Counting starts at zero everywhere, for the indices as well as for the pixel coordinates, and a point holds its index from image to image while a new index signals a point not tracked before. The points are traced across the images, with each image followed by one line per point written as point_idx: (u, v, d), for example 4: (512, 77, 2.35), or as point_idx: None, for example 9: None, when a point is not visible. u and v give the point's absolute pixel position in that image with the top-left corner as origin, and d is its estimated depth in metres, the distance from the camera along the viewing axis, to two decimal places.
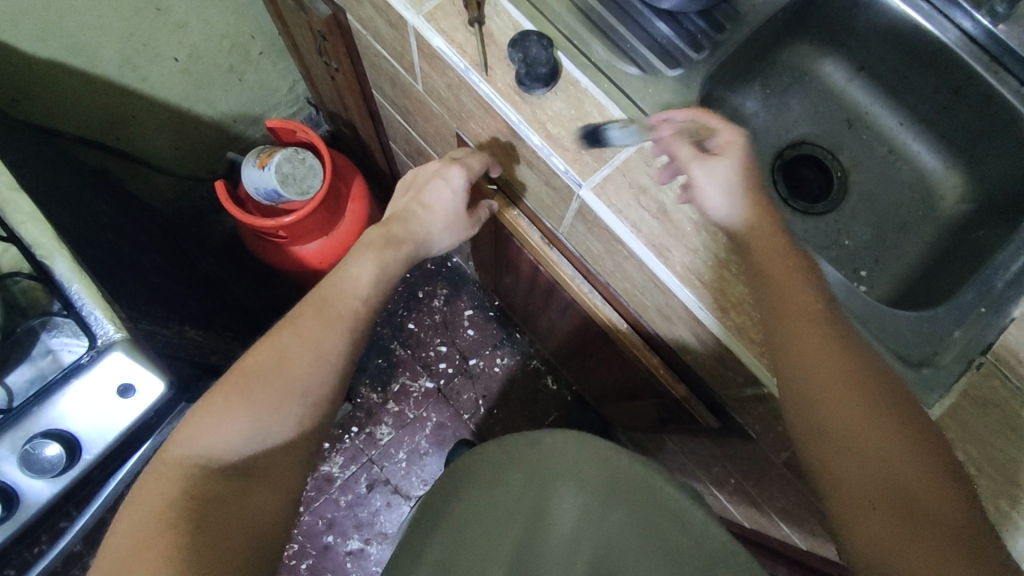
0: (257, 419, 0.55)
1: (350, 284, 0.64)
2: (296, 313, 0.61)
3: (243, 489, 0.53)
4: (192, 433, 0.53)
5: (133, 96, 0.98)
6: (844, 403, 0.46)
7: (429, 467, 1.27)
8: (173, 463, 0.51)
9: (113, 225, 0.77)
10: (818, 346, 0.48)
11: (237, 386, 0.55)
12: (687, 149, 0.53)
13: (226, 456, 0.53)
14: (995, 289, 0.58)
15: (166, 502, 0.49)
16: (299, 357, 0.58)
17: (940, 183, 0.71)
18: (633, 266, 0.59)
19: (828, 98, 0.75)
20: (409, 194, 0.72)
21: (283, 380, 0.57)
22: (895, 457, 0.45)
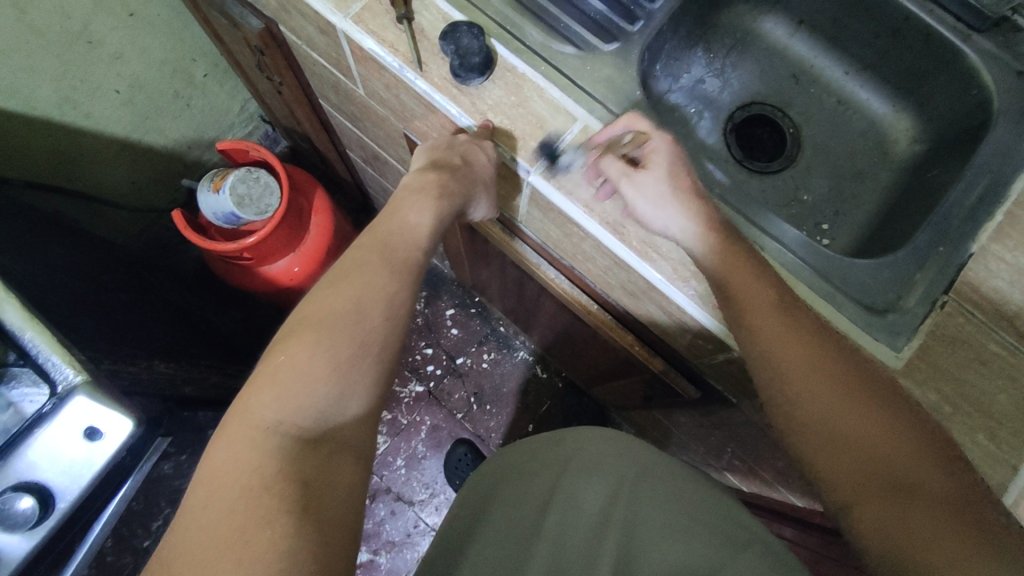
0: (339, 381, 0.47)
1: (408, 231, 0.57)
2: (359, 257, 0.54)
3: (331, 461, 0.45)
4: (271, 394, 0.45)
5: (78, 134, 0.96)
6: (806, 383, 0.48)
7: (429, 470, 1.26)
8: (256, 432, 0.43)
9: (68, 267, 0.76)
10: (773, 328, 0.49)
11: (315, 335, 0.48)
12: (615, 165, 0.53)
13: (313, 419, 0.45)
14: (952, 227, 0.57)
15: (256, 474, 0.41)
16: (373, 305, 0.51)
17: (892, 127, 0.71)
18: (593, 247, 0.59)
19: (772, 54, 0.75)
20: (443, 152, 0.58)
21: (361, 333, 0.49)
22: (859, 422, 0.46)
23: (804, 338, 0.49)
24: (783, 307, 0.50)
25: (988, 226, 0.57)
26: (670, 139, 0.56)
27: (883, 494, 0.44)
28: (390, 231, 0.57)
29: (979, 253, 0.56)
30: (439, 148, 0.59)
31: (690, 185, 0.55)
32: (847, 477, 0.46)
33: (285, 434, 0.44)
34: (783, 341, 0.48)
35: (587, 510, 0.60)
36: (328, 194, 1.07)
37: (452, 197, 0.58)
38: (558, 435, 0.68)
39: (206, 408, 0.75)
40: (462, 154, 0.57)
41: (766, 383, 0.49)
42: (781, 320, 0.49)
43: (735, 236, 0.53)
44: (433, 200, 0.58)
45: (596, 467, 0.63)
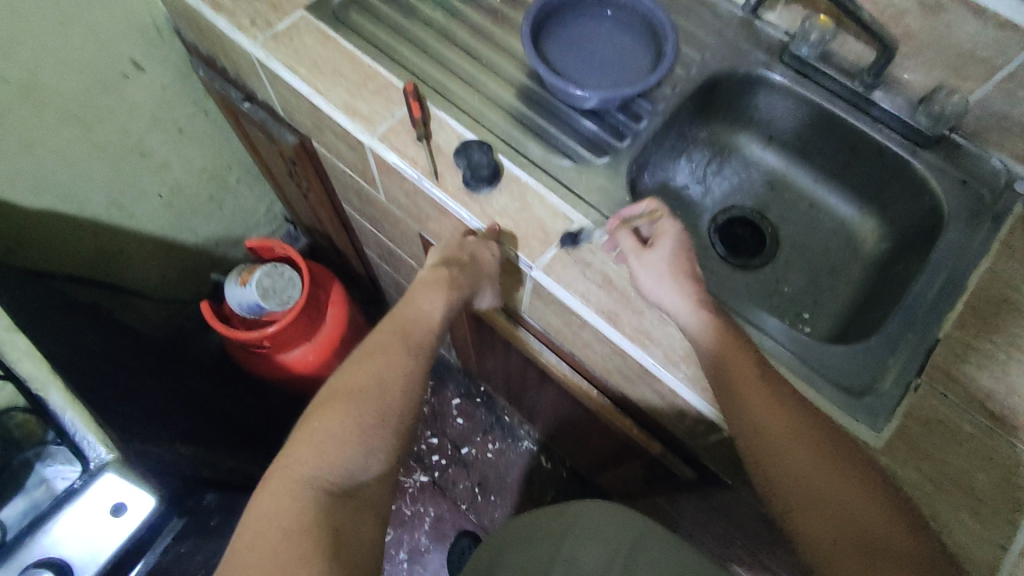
0: (366, 445, 0.52)
1: (423, 319, 0.62)
2: (383, 337, 0.59)
3: (356, 516, 0.49)
4: (307, 455, 0.50)
5: (121, 233, 1.05)
6: (792, 452, 0.51)
7: (432, 564, 1.24)
8: (292, 488, 0.48)
9: (103, 353, 0.82)
10: (762, 399, 0.52)
11: (346, 404, 0.53)
12: (628, 241, 0.60)
13: (342, 477, 0.50)
14: (919, 316, 0.63)
15: (294, 523, 0.45)
16: (395, 379, 0.56)
17: (860, 228, 0.79)
18: (590, 334, 0.64)
19: (747, 164, 0.84)
20: (452, 251, 0.64)
21: (385, 403, 0.54)
22: (839, 493, 0.50)
23: (790, 408, 0.52)
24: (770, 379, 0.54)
25: (949, 316, 0.63)
26: (684, 228, 0.61)
27: (862, 560, 0.48)
28: (405, 320, 0.61)
29: (945, 340, 0.62)
30: (449, 247, 0.65)
31: (691, 267, 0.60)
32: (828, 544, 0.49)
33: (319, 491, 0.48)
34: (769, 414, 0.52)
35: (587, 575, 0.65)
36: (344, 287, 1.14)
37: (462, 287, 0.62)
38: (562, 506, 0.72)
39: (220, 491, 0.77)
40: (472, 252, 0.62)
41: (755, 452, 0.52)
42: (765, 397, 0.52)
43: None
44: (445, 290, 0.62)
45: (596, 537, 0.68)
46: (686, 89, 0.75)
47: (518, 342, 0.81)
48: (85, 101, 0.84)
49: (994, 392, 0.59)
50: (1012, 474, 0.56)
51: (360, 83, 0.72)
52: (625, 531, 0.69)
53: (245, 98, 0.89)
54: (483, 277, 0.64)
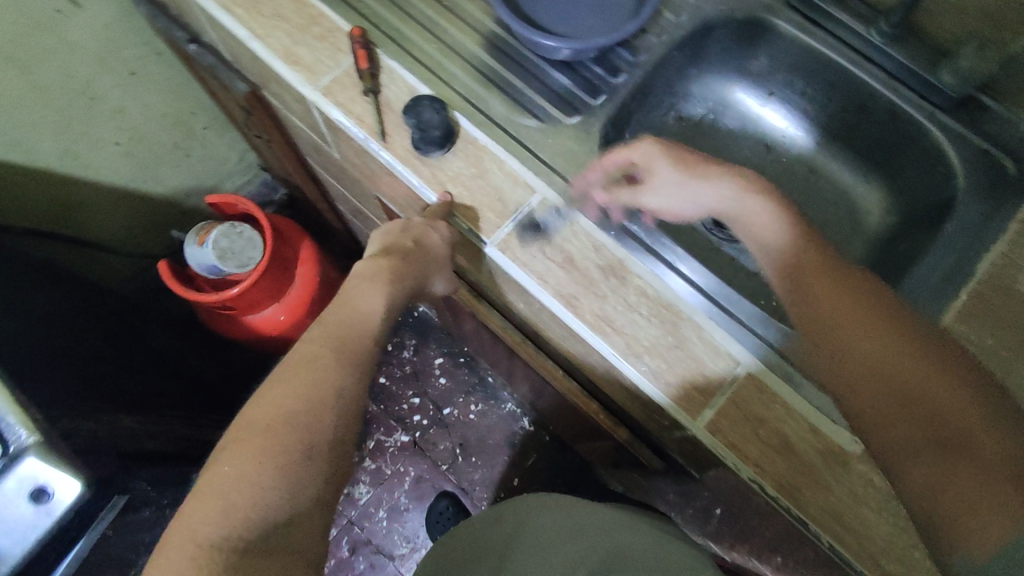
0: (287, 487, 0.45)
1: (358, 314, 0.56)
2: (310, 350, 0.52)
3: (279, 570, 0.42)
4: (214, 509, 0.42)
5: (78, 183, 0.99)
6: (888, 367, 0.43)
7: (411, 523, 1.24)
8: (196, 552, 0.40)
9: (51, 319, 0.78)
10: (848, 308, 0.46)
11: (262, 440, 0.46)
12: (627, 194, 0.57)
13: (263, 528, 0.43)
14: (917, 305, 0.56)
15: None
16: (321, 404, 0.49)
17: (863, 198, 0.71)
18: (551, 318, 0.58)
19: (744, 124, 0.75)
20: (396, 234, 0.60)
21: (310, 433, 0.47)
22: (899, 363, 0.43)
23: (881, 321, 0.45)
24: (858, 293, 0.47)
25: (953, 307, 0.56)
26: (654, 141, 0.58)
27: (921, 427, 0.41)
28: (342, 315, 0.55)
29: (947, 334, 0.54)
30: (393, 233, 0.60)
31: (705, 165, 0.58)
32: (883, 417, 0.42)
33: (232, 548, 0.41)
34: (822, 287, 0.48)
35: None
36: (314, 244, 1.08)
37: (406, 278, 0.58)
38: (498, 512, 0.71)
39: (172, 464, 0.74)
40: (416, 236, 0.58)
41: (809, 321, 0.48)
42: (802, 275, 0.51)
43: (675, 316, 0.55)
44: (387, 283, 0.57)
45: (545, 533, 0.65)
46: (675, 37, 0.66)
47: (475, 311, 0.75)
48: (18, 43, 0.77)
49: None
50: None
51: (304, 26, 0.64)
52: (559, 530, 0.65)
53: (192, 40, 0.80)
54: (430, 261, 0.59)
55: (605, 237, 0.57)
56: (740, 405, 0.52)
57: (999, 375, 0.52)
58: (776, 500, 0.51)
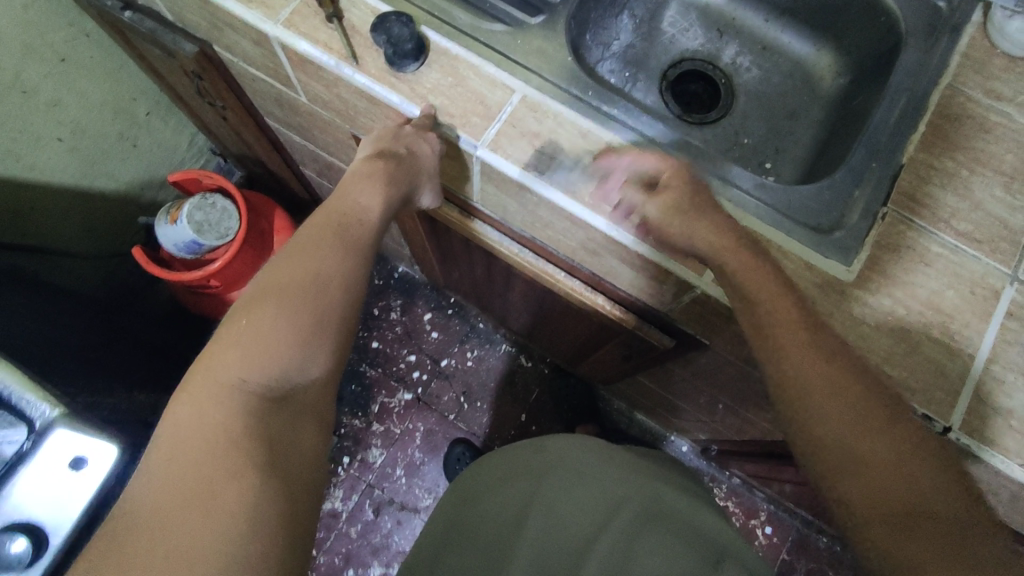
0: (300, 349, 0.48)
1: (357, 212, 0.56)
2: (317, 233, 0.54)
3: (290, 423, 0.46)
4: (232, 357, 0.45)
5: (28, 187, 0.95)
6: (852, 438, 0.48)
7: (429, 474, 1.26)
8: (217, 392, 0.43)
9: (33, 316, 0.76)
10: (804, 357, 0.49)
11: (278, 303, 0.48)
12: (630, 191, 0.54)
13: (276, 380, 0.46)
14: (882, 142, 0.60)
15: (221, 431, 0.42)
16: (331, 277, 0.51)
17: (816, 65, 0.75)
18: (549, 211, 0.60)
19: (694, 12, 0.78)
20: (389, 138, 0.59)
21: (323, 301, 0.50)
22: (876, 448, 0.47)
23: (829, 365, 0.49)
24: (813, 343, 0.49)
25: (913, 138, 0.60)
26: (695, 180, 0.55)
27: (912, 528, 0.44)
28: (341, 212, 0.56)
29: (910, 163, 0.59)
30: (384, 137, 0.59)
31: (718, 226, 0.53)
32: (868, 502, 0.47)
33: (249, 394, 0.44)
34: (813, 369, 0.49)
35: (570, 516, 0.62)
36: (287, 212, 1.07)
37: (399, 184, 0.58)
38: (542, 443, 0.70)
39: None
40: (408, 144, 0.57)
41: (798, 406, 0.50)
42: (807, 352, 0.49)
43: None
44: (382, 186, 0.58)
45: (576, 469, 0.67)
46: None
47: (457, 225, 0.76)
48: None
49: (959, 207, 0.58)
50: (980, 284, 0.56)
51: None
52: (598, 472, 0.66)
53: (125, 6, 0.77)
54: (419, 172, 0.59)
55: (589, 124, 0.59)
56: None
57: (955, 191, 0.58)
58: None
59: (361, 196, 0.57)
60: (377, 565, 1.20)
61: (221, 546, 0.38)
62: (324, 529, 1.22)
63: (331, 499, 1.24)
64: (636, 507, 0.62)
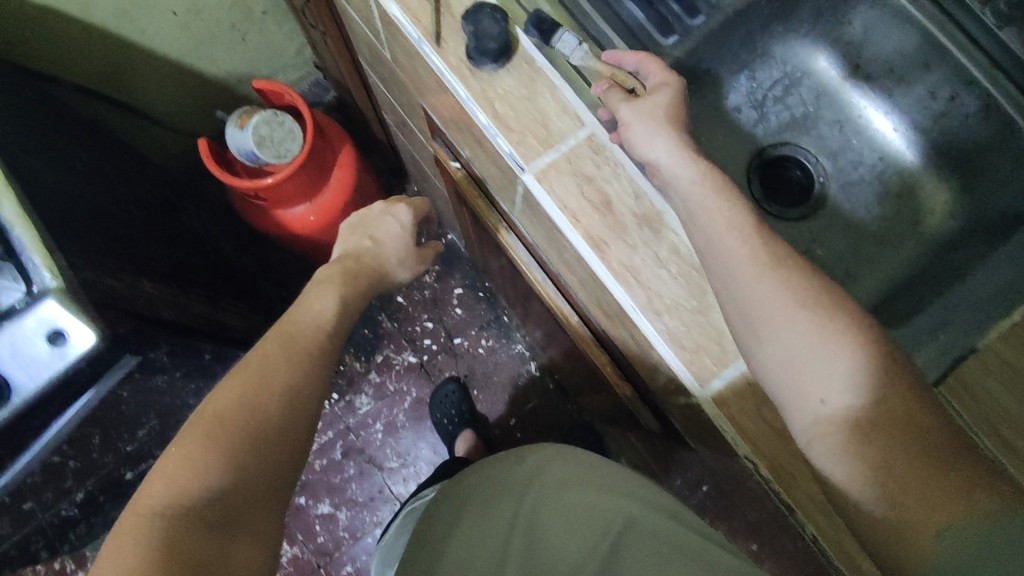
0: (231, 468, 0.53)
1: (315, 316, 0.68)
2: (267, 354, 0.61)
3: (216, 541, 0.50)
4: (162, 486, 0.50)
5: (132, 48, 0.99)
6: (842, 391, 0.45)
7: (405, 440, 1.28)
8: (141, 524, 0.48)
9: (90, 175, 0.79)
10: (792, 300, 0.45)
11: (208, 435, 0.54)
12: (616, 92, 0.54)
13: (203, 500, 0.51)
14: (964, 310, 0.54)
15: (144, 561, 0.46)
16: (269, 397, 0.58)
17: (929, 197, 0.66)
18: (575, 259, 0.57)
19: (820, 95, 0.69)
20: (359, 232, 0.81)
21: (255, 420, 0.56)
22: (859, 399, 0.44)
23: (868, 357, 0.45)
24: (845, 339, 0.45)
25: (1000, 324, 0.51)
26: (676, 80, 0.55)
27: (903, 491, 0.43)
28: (298, 317, 0.67)
29: (984, 351, 0.51)
30: (347, 232, 0.82)
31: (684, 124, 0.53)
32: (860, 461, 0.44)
33: (174, 520, 0.49)
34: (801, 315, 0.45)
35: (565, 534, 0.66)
36: (356, 150, 1.07)
37: (354, 277, 0.75)
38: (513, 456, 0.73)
39: (179, 335, 0.77)
40: (371, 235, 0.81)
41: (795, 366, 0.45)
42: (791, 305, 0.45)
43: (697, 284, 0.52)
44: (334, 288, 0.72)
45: (558, 488, 0.69)
46: None
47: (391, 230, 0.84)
48: None
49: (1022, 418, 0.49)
50: None
51: None
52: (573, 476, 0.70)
53: None
54: (389, 258, 0.81)
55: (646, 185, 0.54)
56: (751, 381, 0.51)
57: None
58: (805, 525, 0.51)
59: (316, 302, 0.69)
60: (326, 503, 1.25)
61: None
62: None
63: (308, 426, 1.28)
64: (622, 520, 0.66)
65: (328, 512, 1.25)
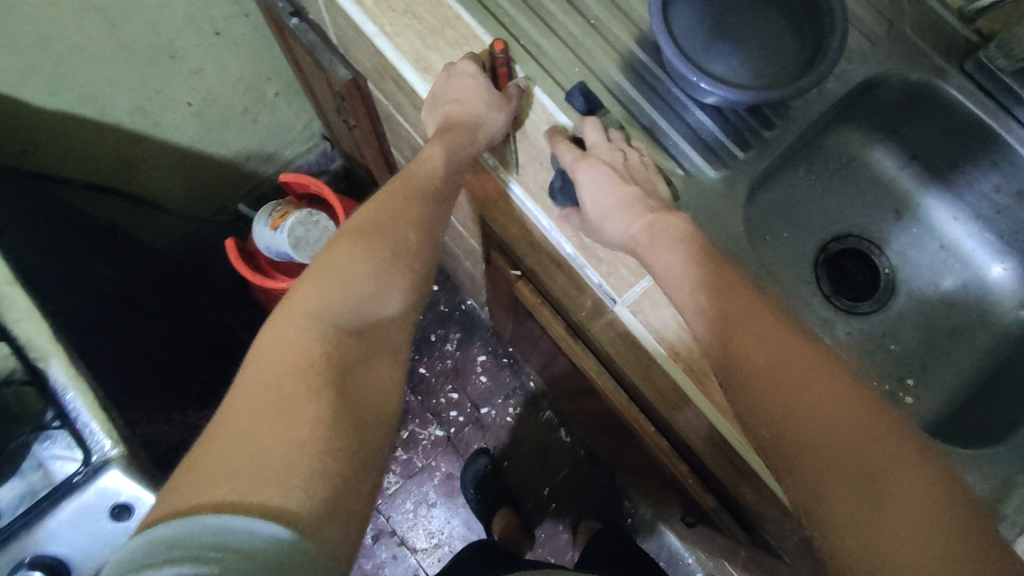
0: (376, 280, 0.52)
1: (422, 164, 0.56)
2: (395, 194, 0.57)
3: (359, 351, 0.49)
4: (312, 296, 0.49)
5: (146, 141, 0.95)
6: (831, 424, 0.43)
7: (437, 519, 1.24)
8: (294, 323, 0.47)
9: (120, 292, 0.75)
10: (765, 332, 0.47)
11: (351, 252, 0.52)
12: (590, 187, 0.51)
13: (349, 312, 0.50)
14: None
15: (299, 355, 0.46)
16: (405, 226, 0.55)
17: (998, 287, 0.66)
18: (669, 385, 0.55)
19: (878, 186, 0.69)
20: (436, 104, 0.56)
21: (397, 245, 0.54)
22: (846, 431, 0.43)
23: (852, 396, 0.44)
24: (824, 373, 0.45)
25: None
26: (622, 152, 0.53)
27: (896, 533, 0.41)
28: (413, 171, 0.57)
29: None
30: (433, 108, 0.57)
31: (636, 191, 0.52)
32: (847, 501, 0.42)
33: (325, 324, 0.48)
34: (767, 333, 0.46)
35: None
36: None
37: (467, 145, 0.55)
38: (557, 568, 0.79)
39: None
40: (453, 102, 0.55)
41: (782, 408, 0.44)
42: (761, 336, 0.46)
43: None
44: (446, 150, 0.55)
45: None
46: (836, 92, 0.60)
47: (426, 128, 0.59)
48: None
49: None
50: None
51: (438, 29, 0.58)
52: None
53: (294, 12, 0.74)
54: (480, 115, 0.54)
55: None
56: None
57: None
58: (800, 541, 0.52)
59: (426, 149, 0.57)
60: None
61: (285, 474, 0.40)
62: None
63: None
64: None
65: None
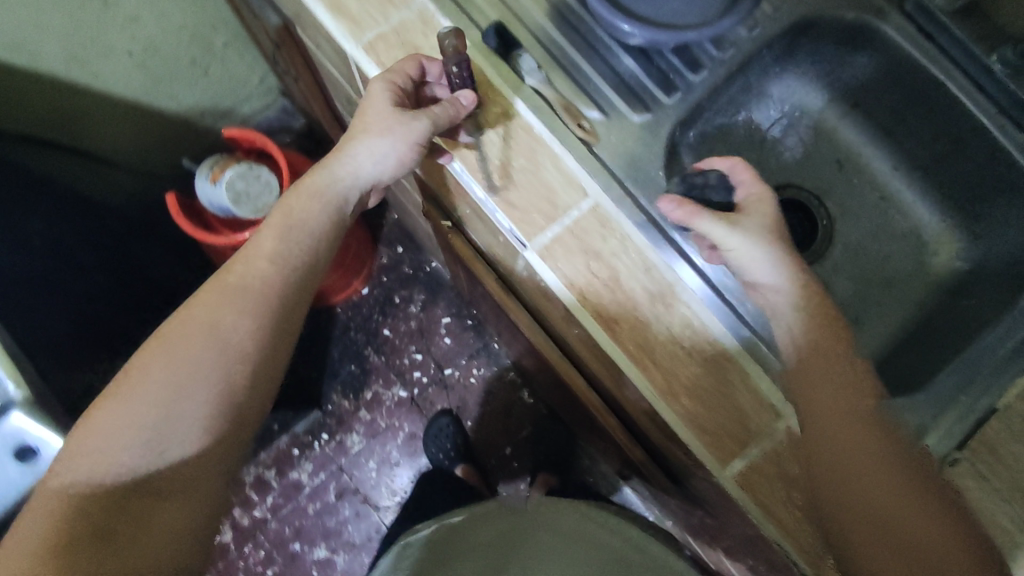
0: (221, 332, 0.49)
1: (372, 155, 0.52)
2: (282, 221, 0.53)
3: (176, 407, 0.47)
4: (177, 349, 0.48)
5: (86, 93, 0.93)
6: (871, 486, 0.42)
7: (400, 477, 1.25)
8: (132, 383, 0.47)
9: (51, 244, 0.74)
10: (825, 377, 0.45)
11: (219, 298, 0.50)
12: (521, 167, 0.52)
13: (184, 372, 0.48)
14: (981, 374, 0.52)
15: (127, 416, 0.46)
16: (288, 270, 0.52)
17: (935, 237, 0.65)
18: (585, 334, 0.54)
19: (818, 135, 0.68)
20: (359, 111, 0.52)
21: (267, 294, 0.51)
22: (868, 493, 0.41)
23: (882, 454, 0.42)
24: (872, 436, 0.43)
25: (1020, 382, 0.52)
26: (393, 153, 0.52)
27: None
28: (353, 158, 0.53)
29: (1004, 410, 0.51)
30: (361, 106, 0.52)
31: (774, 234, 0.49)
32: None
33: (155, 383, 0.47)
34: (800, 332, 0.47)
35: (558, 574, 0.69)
36: None
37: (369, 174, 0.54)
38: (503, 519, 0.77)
39: None
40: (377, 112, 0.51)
41: (824, 463, 0.43)
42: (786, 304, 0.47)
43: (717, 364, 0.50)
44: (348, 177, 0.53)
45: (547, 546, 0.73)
46: (768, 33, 0.58)
47: (378, 127, 0.51)
48: None
49: None
50: None
51: None
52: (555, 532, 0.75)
53: None
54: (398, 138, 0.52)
55: (657, 256, 0.52)
56: (774, 462, 0.49)
57: None
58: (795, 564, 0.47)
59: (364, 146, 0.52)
60: (324, 547, 1.21)
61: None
62: (284, 496, 1.23)
63: (299, 470, 1.24)
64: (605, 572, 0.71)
65: (328, 556, 1.21)
